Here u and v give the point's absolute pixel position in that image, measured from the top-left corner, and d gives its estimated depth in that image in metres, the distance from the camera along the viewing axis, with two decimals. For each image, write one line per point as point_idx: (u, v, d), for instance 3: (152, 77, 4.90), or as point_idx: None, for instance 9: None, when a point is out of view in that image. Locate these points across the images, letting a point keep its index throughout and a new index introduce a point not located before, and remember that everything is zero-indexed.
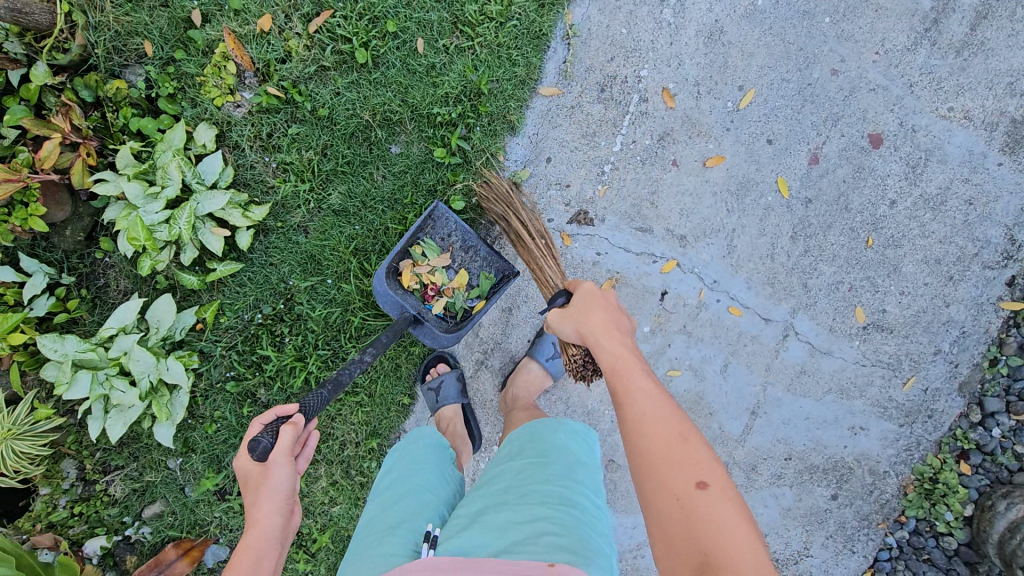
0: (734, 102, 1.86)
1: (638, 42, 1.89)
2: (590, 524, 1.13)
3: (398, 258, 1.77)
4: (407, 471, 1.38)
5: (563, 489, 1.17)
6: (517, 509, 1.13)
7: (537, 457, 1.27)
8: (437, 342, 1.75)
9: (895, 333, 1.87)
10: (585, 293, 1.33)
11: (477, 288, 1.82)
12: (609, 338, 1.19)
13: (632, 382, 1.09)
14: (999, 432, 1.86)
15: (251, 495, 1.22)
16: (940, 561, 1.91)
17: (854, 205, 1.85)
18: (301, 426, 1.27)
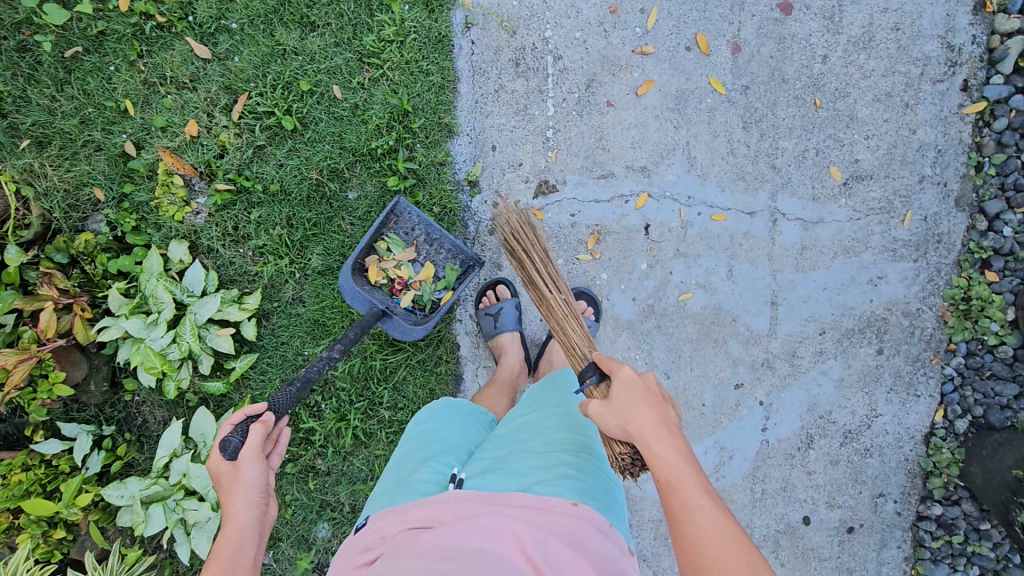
0: (641, 26, 1.89)
1: (532, 7, 1.92)
2: (608, 472, 1.28)
3: (364, 254, 1.82)
4: (441, 422, 1.44)
5: (583, 439, 1.31)
6: (542, 453, 1.26)
7: (560, 408, 1.40)
8: (408, 336, 1.82)
9: (875, 177, 1.88)
10: (624, 379, 1.17)
11: (444, 280, 1.88)
12: (660, 438, 1.09)
13: (689, 497, 1.03)
14: (1011, 231, 1.88)
15: (225, 494, 1.21)
16: (1003, 372, 1.95)
17: (790, 75, 1.87)
18: (271, 422, 1.28)
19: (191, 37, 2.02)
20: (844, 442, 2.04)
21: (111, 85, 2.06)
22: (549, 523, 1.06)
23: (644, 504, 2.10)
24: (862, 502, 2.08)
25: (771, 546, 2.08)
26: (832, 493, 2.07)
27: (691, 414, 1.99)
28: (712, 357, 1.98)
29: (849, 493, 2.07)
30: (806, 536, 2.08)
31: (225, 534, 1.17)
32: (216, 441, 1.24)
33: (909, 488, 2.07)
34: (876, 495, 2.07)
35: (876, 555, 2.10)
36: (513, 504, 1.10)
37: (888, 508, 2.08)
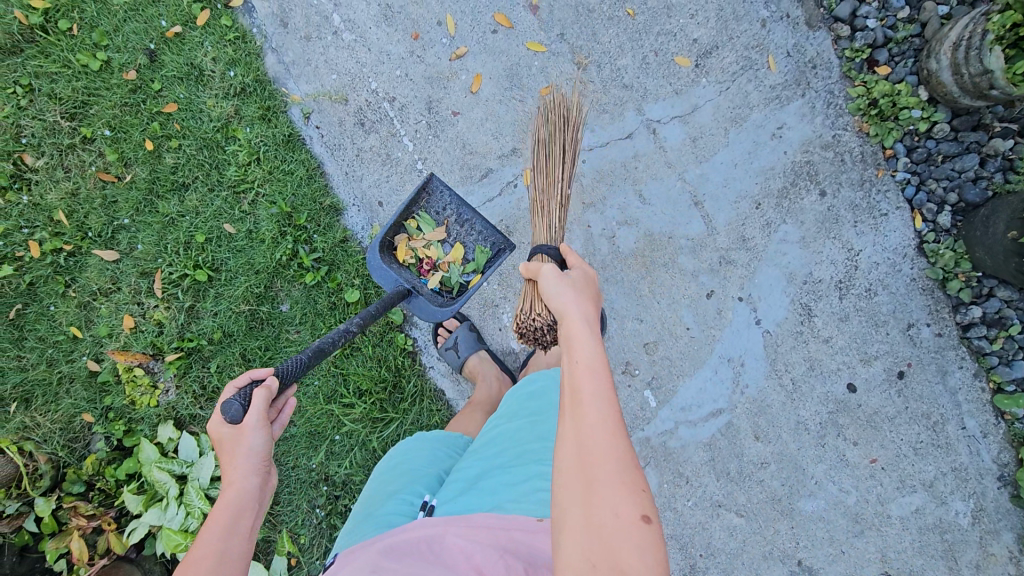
0: (445, 35, 1.94)
1: (349, 71, 1.99)
2: None
3: (393, 231, 1.78)
4: (415, 449, 1.50)
5: (555, 443, 1.32)
6: (511, 467, 1.27)
7: (535, 413, 1.38)
8: (431, 316, 1.73)
9: (719, 46, 1.87)
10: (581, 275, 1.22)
11: (472, 262, 1.80)
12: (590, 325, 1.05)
13: (597, 384, 0.92)
14: (875, 21, 1.83)
15: (227, 459, 1.18)
16: (953, 149, 1.85)
17: (593, 3, 1.89)
18: (274, 386, 1.24)
19: (97, 248, 2.11)
20: (843, 294, 1.94)
21: (56, 322, 2.14)
22: (510, 541, 1.11)
23: (690, 450, 2.02)
24: (898, 342, 1.94)
25: (832, 426, 1.99)
26: (861, 348, 1.95)
27: (682, 343, 1.99)
28: (671, 280, 1.96)
29: (879, 340, 1.95)
30: (861, 402, 1.97)
31: (224, 501, 1.13)
32: (218, 402, 1.19)
33: (936, 305, 1.93)
34: (907, 328, 1.94)
35: (942, 386, 1.95)
36: (479, 528, 1.14)
37: (926, 335, 1.94)
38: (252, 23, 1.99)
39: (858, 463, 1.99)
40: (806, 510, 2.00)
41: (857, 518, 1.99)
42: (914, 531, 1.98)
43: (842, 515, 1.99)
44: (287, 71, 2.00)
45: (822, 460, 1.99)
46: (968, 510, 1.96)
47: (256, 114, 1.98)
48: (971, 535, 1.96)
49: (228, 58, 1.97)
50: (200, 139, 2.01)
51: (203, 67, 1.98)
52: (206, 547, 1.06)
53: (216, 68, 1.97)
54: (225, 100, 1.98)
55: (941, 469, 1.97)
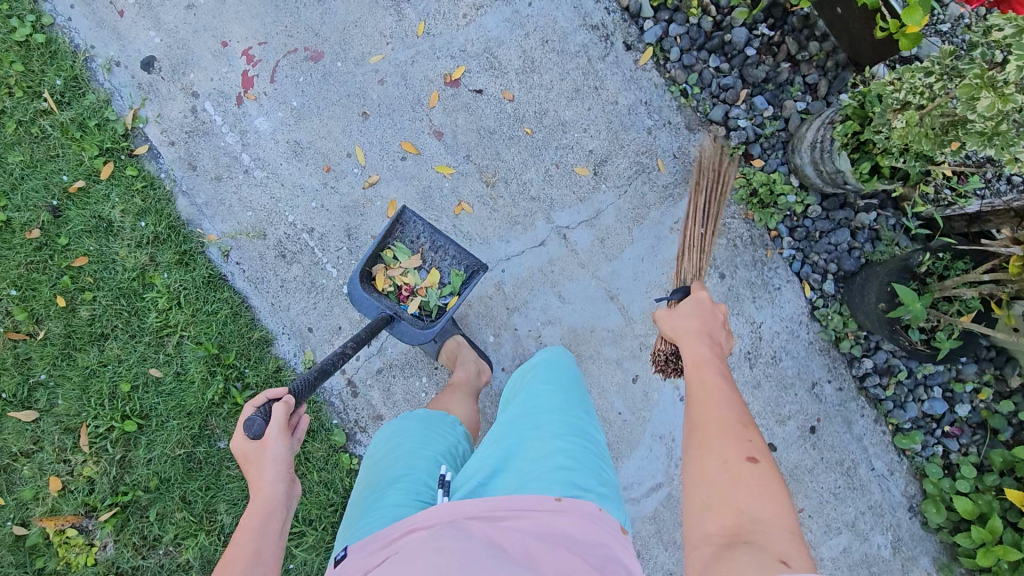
0: (356, 165, 2.00)
1: (264, 207, 2.02)
2: (592, 452, 1.34)
3: (371, 262, 1.79)
4: (403, 448, 1.49)
5: (568, 428, 1.37)
6: (527, 441, 1.34)
7: (540, 403, 1.44)
8: (415, 338, 1.75)
9: (613, 154, 2.04)
10: (698, 299, 1.42)
11: (449, 285, 1.85)
12: (700, 338, 1.33)
13: (709, 372, 1.25)
14: (745, 121, 2.05)
15: (254, 470, 1.34)
16: (827, 225, 2.10)
17: (493, 124, 2.01)
18: (292, 400, 1.37)
19: (14, 409, 2.00)
20: (752, 364, 2.12)
21: None
22: (538, 517, 1.12)
23: (637, 527, 2.10)
24: (806, 401, 2.14)
25: None
26: (775, 411, 2.13)
27: (616, 428, 2.09)
28: (600, 369, 2.07)
29: (790, 401, 2.13)
30: (782, 459, 2.14)
31: (253, 508, 1.31)
32: (240, 421, 1.31)
33: (833, 363, 2.14)
34: (812, 387, 2.14)
35: (849, 435, 2.16)
36: (503, 506, 1.15)
37: (829, 390, 2.15)
38: (160, 168, 1.99)
39: None
40: None
41: None
42: (845, 569, 2.18)
43: None
44: (201, 211, 2.01)
45: None
46: (886, 543, 2.17)
47: (173, 259, 1.97)
48: (894, 564, 2.17)
49: (138, 207, 1.96)
50: (116, 289, 1.98)
51: (113, 218, 1.96)
52: (240, 552, 1.24)
53: (127, 219, 1.96)
54: (139, 249, 1.96)
55: (859, 509, 2.17)
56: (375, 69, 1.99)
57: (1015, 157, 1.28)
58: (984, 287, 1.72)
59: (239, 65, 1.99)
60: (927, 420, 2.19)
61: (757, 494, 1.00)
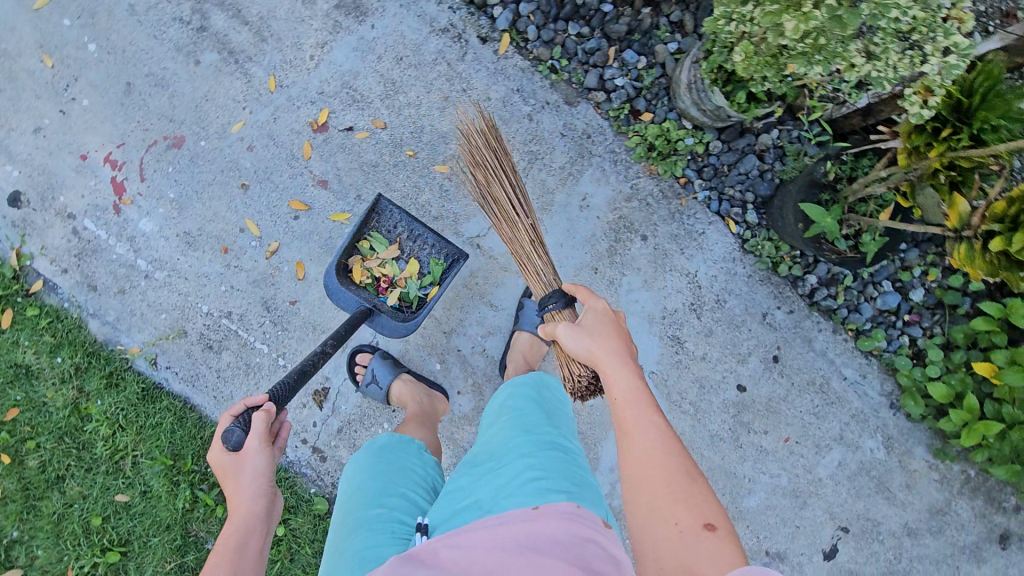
0: (252, 237, 1.95)
1: (176, 304, 1.97)
2: (568, 458, 1.34)
3: (348, 254, 1.80)
4: (379, 485, 1.50)
5: (541, 437, 1.37)
6: (499, 463, 1.35)
7: (515, 414, 1.44)
8: (395, 331, 1.82)
9: (502, 151, 1.99)
10: (596, 311, 1.32)
11: (428, 275, 1.84)
12: (616, 363, 1.20)
13: (641, 416, 1.12)
14: (622, 79, 2.01)
15: (236, 483, 1.31)
16: (732, 157, 2.07)
17: (374, 156, 1.96)
18: (273, 409, 1.36)
19: None
20: (699, 314, 2.11)
21: None
22: (514, 530, 1.13)
23: None
24: (761, 333, 2.14)
25: (741, 427, 2.14)
26: (734, 351, 2.12)
27: (586, 414, 2.10)
28: (552, 364, 2.06)
29: (746, 338, 2.13)
30: (755, 395, 2.14)
31: (234, 525, 1.26)
32: (218, 432, 1.30)
33: (778, 289, 2.14)
34: (763, 318, 2.14)
35: (812, 353, 2.16)
36: (482, 529, 1.17)
37: (781, 316, 2.14)
38: (61, 298, 1.94)
39: (775, 447, 2.16)
40: (752, 506, 2.16)
41: (795, 492, 2.18)
42: (844, 481, 2.20)
43: (782, 497, 2.17)
44: (115, 328, 1.96)
45: (746, 459, 2.15)
46: (876, 443, 2.20)
47: (101, 384, 1.93)
48: (886, 461, 2.21)
49: (50, 344, 1.92)
50: (55, 430, 1.93)
51: (29, 362, 1.91)
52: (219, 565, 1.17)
53: (44, 359, 1.92)
54: (65, 385, 1.92)
55: (842, 420, 2.19)
56: (239, 137, 1.93)
57: (849, 60, 1.26)
58: (896, 178, 1.66)
59: (104, 174, 1.93)
60: (885, 316, 2.19)
61: (717, 564, 0.93)
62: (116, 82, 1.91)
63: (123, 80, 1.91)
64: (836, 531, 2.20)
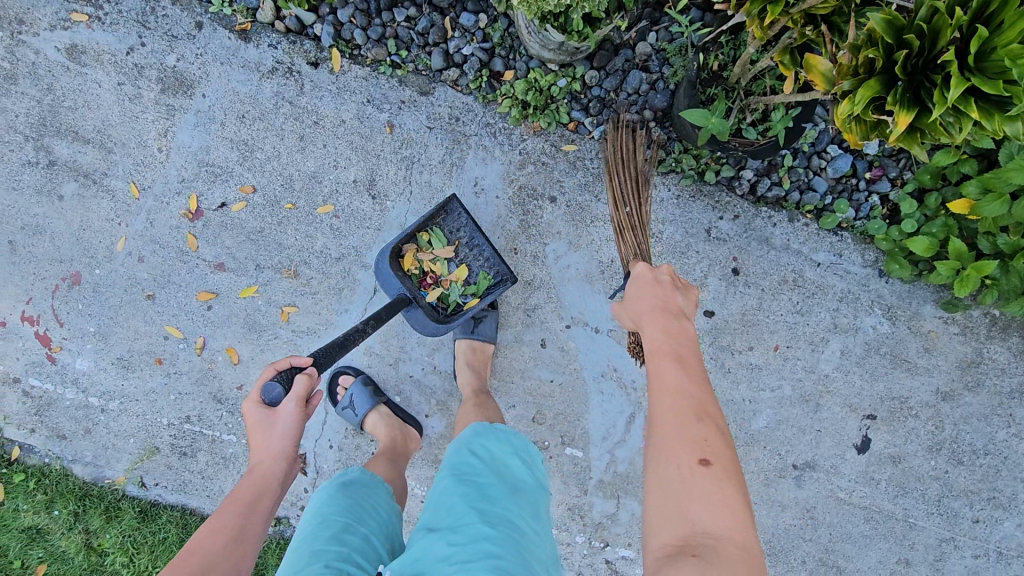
0: (179, 340, 1.96)
1: (138, 426, 2.00)
2: (526, 538, 1.22)
3: (406, 241, 1.74)
4: (336, 517, 1.29)
5: (504, 508, 1.24)
6: (456, 525, 1.20)
7: (478, 474, 1.31)
8: (425, 328, 1.72)
9: (376, 169, 1.90)
10: (636, 278, 1.32)
11: (475, 284, 1.81)
12: (660, 317, 1.20)
13: (662, 355, 1.11)
14: (469, 45, 1.84)
15: (264, 437, 1.31)
16: (614, 81, 1.85)
17: (256, 222, 1.90)
18: (317, 375, 1.36)
19: None
20: None
21: None
22: None
23: (639, 463, 2.01)
24: (711, 250, 1.96)
25: (723, 351, 2.00)
26: (689, 279, 1.97)
27: (558, 395, 1.99)
28: (507, 358, 1.99)
29: (697, 261, 1.96)
30: (727, 315, 1.99)
31: (247, 483, 1.27)
32: (260, 384, 1.33)
33: (713, 199, 1.94)
34: (709, 234, 1.96)
35: (774, 251, 1.97)
36: None
37: (728, 224, 1.96)
38: (41, 455, 2.01)
39: (766, 359, 2.01)
40: (763, 426, 2.03)
41: (804, 397, 2.03)
42: (854, 368, 2.03)
43: (791, 406, 2.03)
44: (96, 466, 2.01)
45: (739, 382, 2.02)
46: (876, 318, 2.00)
47: (103, 520, 2.00)
48: (894, 333, 2.01)
49: (45, 501, 1.99)
50: (81, 572, 2.01)
51: (35, 523, 2.00)
52: (228, 523, 1.18)
53: (45, 515, 2.00)
54: (72, 531, 2.00)
55: (832, 307, 2.00)
56: (127, 252, 1.92)
57: None
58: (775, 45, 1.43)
59: (26, 332, 1.96)
60: (846, 182, 1.94)
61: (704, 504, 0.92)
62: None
63: (4, 240, 1.92)
64: (862, 421, 2.05)
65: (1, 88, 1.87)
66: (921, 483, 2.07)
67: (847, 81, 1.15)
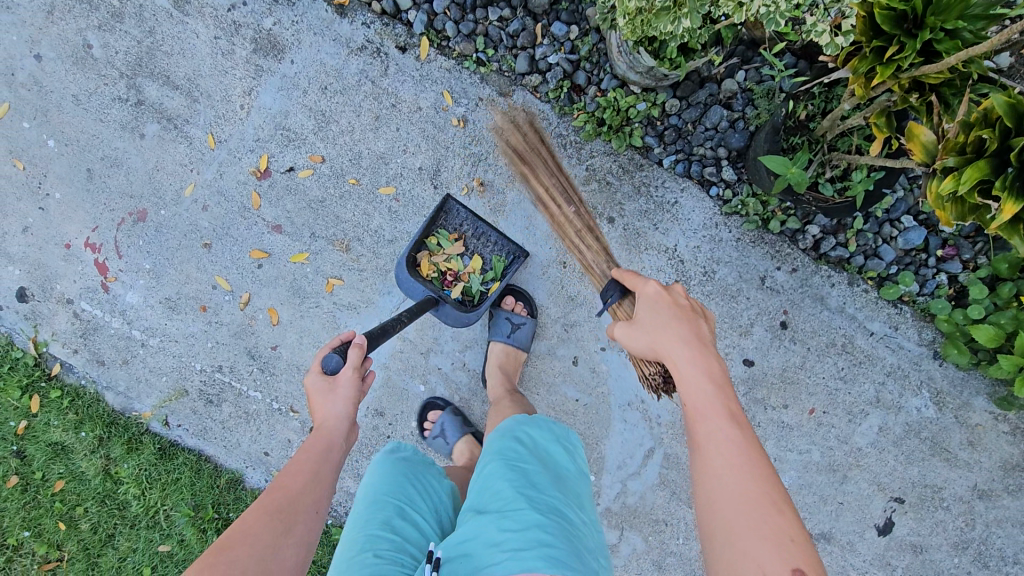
0: (225, 292, 2.01)
1: (172, 367, 2.07)
2: (576, 533, 1.21)
3: (417, 249, 1.79)
4: (388, 501, 1.31)
5: (552, 497, 1.24)
6: (505, 510, 1.20)
7: (524, 462, 1.31)
8: (458, 319, 1.79)
9: (442, 160, 1.91)
10: (650, 299, 1.23)
11: (493, 270, 1.84)
12: (691, 365, 1.09)
13: (710, 420, 1.01)
14: (556, 55, 1.83)
15: (325, 402, 1.35)
16: (694, 113, 1.82)
17: (318, 191, 1.94)
18: (366, 344, 1.43)
19: None
20: (688, 291, 1.92)
21: None
22: None
23: (650, 498, 1.98)
24: (762, 298, 1.91)
25: (756, 404, 1.95)
26: (734, 324, 1.92)
27: (581, 415, 1.97)
28: (536, 369, 1.98)
29: (745, 307, 1.91)
30: (767, 368, 1.93)
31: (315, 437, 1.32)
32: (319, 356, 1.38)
33: (774, 249, 1.89)
34: (763, 282, 1.90)
35: (827, 311, 1.90)
36: None
37: (786, 276, 1.90)
38: (79, 377, 2.09)
39: (799, 421, 1.95)
40: (784, 487, 1.97)
41: (832, 466, 1.96)
42: (890, 447, 1.95)
43: (817, 473, 1.97)
44: (128, 397, 2.08)
45: (767, 438, 1.96)
46: (922, 400, 1.92)
47: (124, 450, 2.07)
48: (938, 419, 1.93)
49: (74, 421, 2.07)
50: (95, 496, 2.08)
51: (61, 440, 2.07)
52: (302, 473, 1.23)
53: (72, 435, 2.08)
54: (94, 454, 2.07)
55: (878, 380, 1.92)
56: (193, 199, 1.98)
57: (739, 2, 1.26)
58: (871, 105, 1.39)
59: (87, 258, 2.04)
60: (915, 255, 1.86)
61: None
62: (77, 170, 2.01)
63: (83, 167, 2.01)
64: (888, 503, 1.97)
65: (106, 23, 1.96)
66: None
67: (952, 158, 1.10)
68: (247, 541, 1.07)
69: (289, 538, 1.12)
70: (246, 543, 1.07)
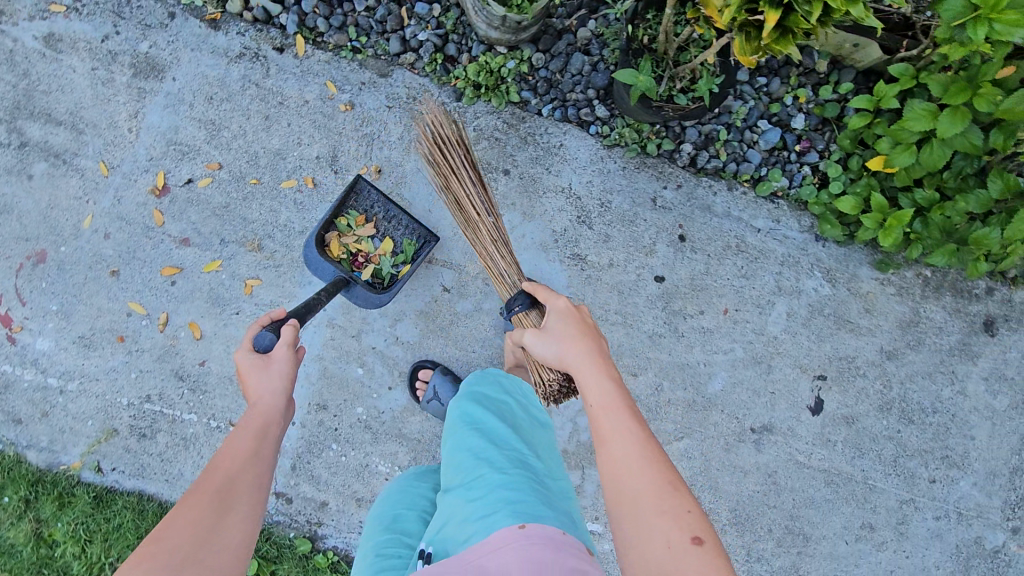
0: (141, 316, 1.98)
1: (96, 407, 1.98)
2: (542, 481, 1.30)
3: (326, 228, 1.85)
4: (388, 514, 1.48)
5: (514, 452, 1.33)
6: (473, 480, 1.27)
7: (483, 430, 1.37)
8: (369, 301, 1.84)
9: (338, 146, 2.00)
10: (557, 313, 1.37)
11: (403, 253, 1.92)
12: (593, 374, 1.23)
13: (613, 419, 1.13)
14: (424, 32, 1.99)
15: (259, 381, 1.27)
16: (558, 62, 2.00)
17: (221, 197, 1.98)
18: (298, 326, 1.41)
19: None
20: (591, 224, 2.06)
21: None
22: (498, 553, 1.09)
23: None
24: (658, 218, 2.07)
25: (676, 316, 2.08)
26: (638, 246, 2.07)
27: None
28: (468, 327, 2.04)
29: (645, 229, 2.07)
30: (678, 281, 2.08)
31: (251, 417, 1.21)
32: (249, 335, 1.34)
33: (657, 171, 2.07)
34: (655, 203, 2.07)
35: (716, 218, 2.09)
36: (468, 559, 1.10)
37: (674, 194, 2.08)
38: None
39: (717, 323, 2.09)
40: (719, 389, 2.09)
41: (756, 359, 2.10)
42: (801, 329, 2.11)
43: (745, 369, 2.10)
44: (51, 451, 1.97)
45: (693, 345, 2.09)
46: (817, 281, 2.11)
47: (56, 507, 1.95)
48: (834, 295, 2.12)
49: None
50: (30, 567, 1.95)
51: None
52: (239, 451, 1.12)
53: None
54: (22, 520, 1.95)
55: (775, 270, 2.10)
56: (93, 230, 1.97)
57: None
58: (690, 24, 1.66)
59: None
60: (778, 154, 2.08)
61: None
62: None
63: None
64: (813, 382, 2.12)
65: None
66: (876, 443, 2.12)
67: None
68: (185, 524, 0.97)
69: (233, 515, 1.03)
70: (184, 529, 0.97)
